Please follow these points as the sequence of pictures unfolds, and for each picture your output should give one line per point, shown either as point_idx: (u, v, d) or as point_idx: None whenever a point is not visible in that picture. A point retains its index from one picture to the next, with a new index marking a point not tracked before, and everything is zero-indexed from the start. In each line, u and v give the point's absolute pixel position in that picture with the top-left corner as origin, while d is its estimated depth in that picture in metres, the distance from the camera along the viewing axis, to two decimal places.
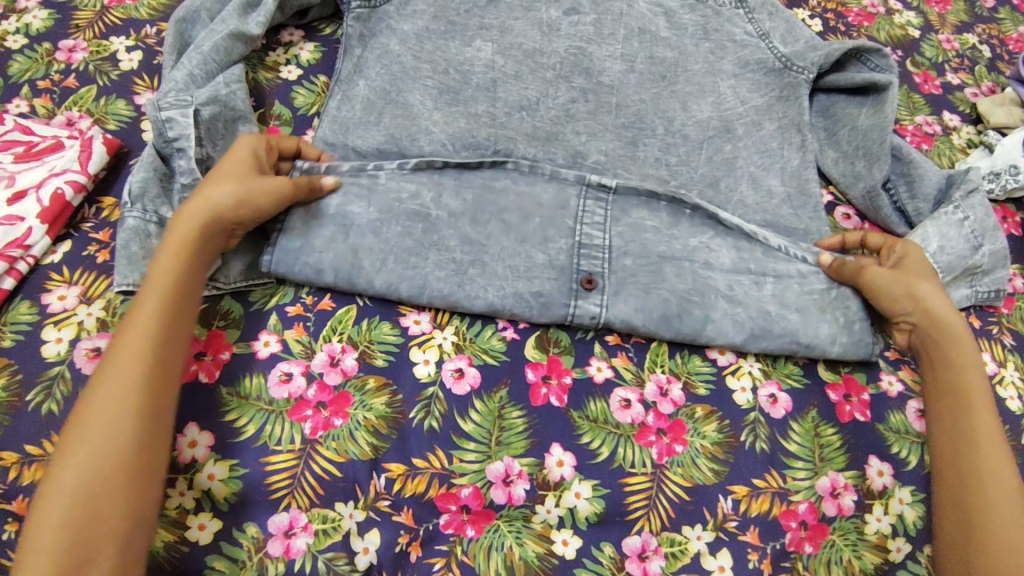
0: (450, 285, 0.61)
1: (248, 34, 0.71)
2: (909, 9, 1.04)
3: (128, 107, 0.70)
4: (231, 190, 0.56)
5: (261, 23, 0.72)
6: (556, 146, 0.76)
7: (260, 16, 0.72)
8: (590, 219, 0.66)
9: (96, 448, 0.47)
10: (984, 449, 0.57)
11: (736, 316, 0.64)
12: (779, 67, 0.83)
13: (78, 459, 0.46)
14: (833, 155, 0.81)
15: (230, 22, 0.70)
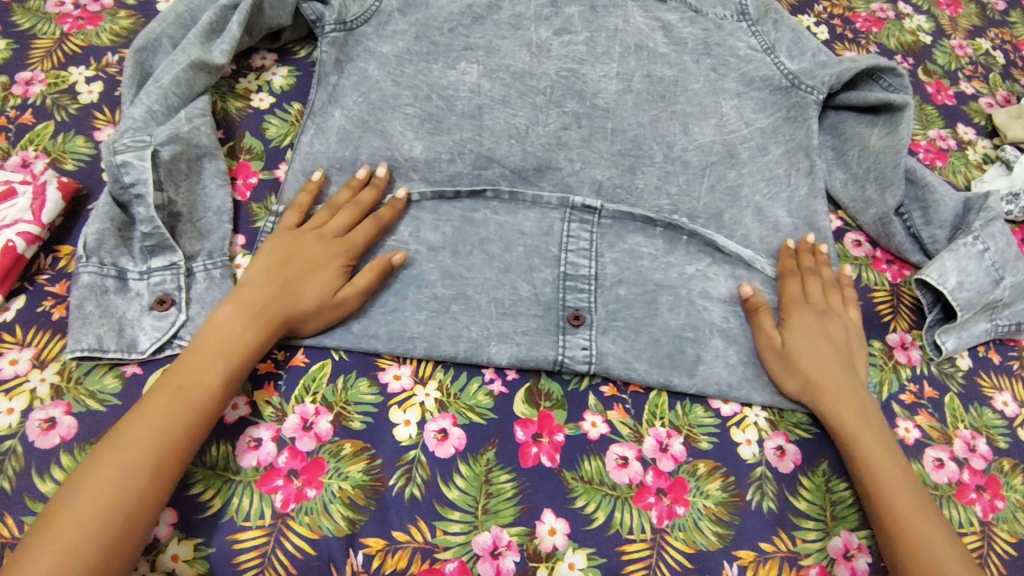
0: (431, 327, 0.60)
1: (213, 62, 0.66)
2: (920, 13, 0.99)
3: (87, 144, 0.65)
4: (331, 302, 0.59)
5: (226, 52, 0.67)
6: (547, 178, 0.73)
7: (225, 44, 0.68)
8: (574, 246, 0.67)
9: (143, 440, 0.47)
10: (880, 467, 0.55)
11: (726, 359, 0.63)
12: (786, 84, 0.80)
13: (78, 494, 0.45)
14: (843, 177, 0.76)
15: (195, 50, 0.66)
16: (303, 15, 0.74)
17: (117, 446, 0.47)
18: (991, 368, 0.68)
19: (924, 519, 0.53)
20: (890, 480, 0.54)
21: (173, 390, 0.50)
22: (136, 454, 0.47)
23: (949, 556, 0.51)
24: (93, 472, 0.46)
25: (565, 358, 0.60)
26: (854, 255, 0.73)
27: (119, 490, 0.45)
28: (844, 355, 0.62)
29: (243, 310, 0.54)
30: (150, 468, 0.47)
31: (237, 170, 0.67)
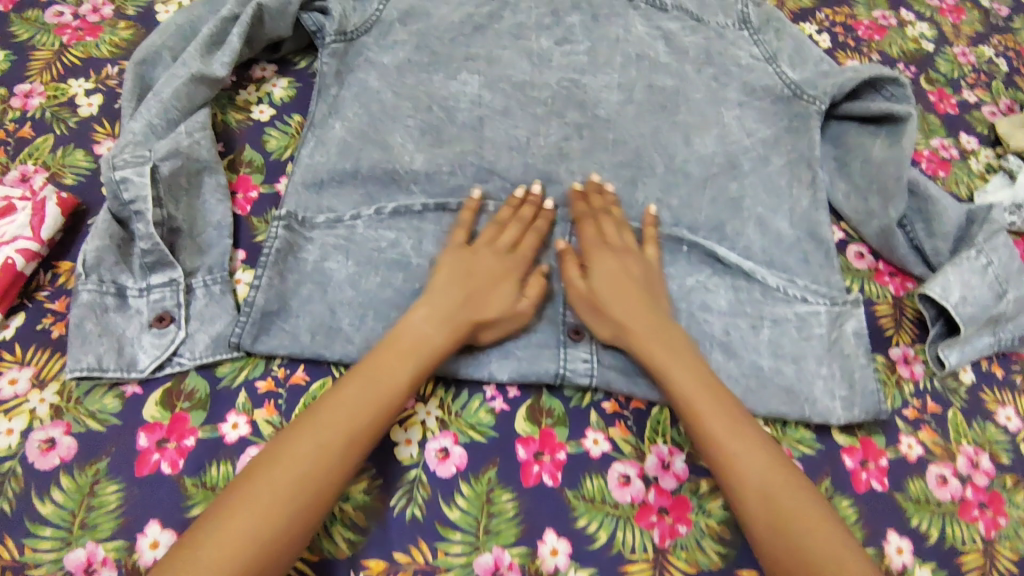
0: None
1: (212, 74, 0.66)
2: (922, 20, 0.98)
3: (87, 158, 0.65)
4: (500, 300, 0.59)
5: (224, 63, 0.67)
6: (549, 190, 0.72)
7: (226, 56, 0.67)
8: None
9: (314, 432, 0.49)
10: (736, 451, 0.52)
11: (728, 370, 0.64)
12: (788, 93, 0.79)
13: (266, 484, 0.46)
14: (845, 188, 0.76)
15: (194, 62, 0.66)
16: (303, 25, 0.74)
17: (316, 442, 0.48)
18: (994, 382, 0.67)
19: (752, 451, 0.52)
20: (710, 415, 0.53)
21: (354, 389, 0.51)
22: (330, 447, 0.48)
23: (781, 492, 0.50)
24: (294, 462, 0.47)
25: (566, 371, 0.59)
26: (857, 267, 0.73)
27: (292, 475, 0.47)
28: (648, 293, 0.61)
29: (434, 312, 0.56)
30: (314, 455, 0.48)
31: (238, 184, 0.66)
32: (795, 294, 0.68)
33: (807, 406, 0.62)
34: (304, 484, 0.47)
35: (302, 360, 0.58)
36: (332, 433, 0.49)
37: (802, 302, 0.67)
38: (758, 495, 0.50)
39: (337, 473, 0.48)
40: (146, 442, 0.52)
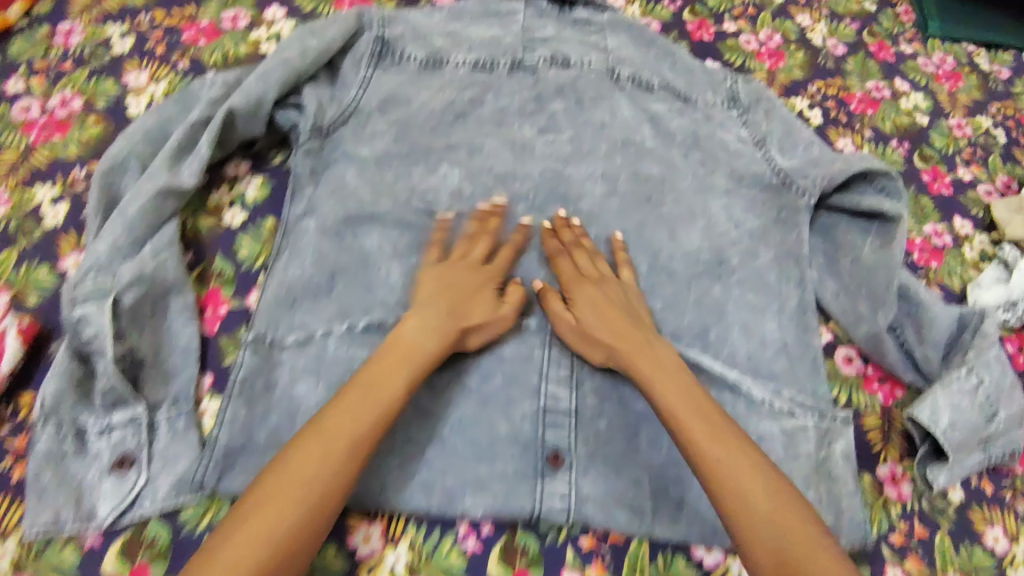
0: (403, 474, 0.59)
1: (180, 185, 0.64)
2: (917, 90, 0.96)
3: (51, 275, 0.63)
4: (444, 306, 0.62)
5: (194, 172, 0.65)
6: (527, 300, 0.69)
7: (194, 164, 0.65)
8: (555, 376, 0.63)
9: (323, 439, 0.52)
10: (727, 476, 0.52)
11: (714, 500, 0.61)
12: (777, 183, 0.79)
13: (279, 491, 0.49)
14: (834, 287, 0.74)
15: (163, 173, 0.64)
16: (277, 123, 0.73)
17: (321, 445, 0.51)
18: (984, 499, 0.66)
19: (735, 465, 0.53)
20: (710, 448, 0.54)
21: (357, 396, 0.54)
22: (335, 451, 0.51)
23: (768, 512, 0.51)
24: (302, 466, 0.50)
25: (542, 511, 0.58)
26: (845, 374, 0.71)
27: (309, 480, 0.50)
28: (637, 321, 0.63)
29: (427, 321, 0.60)
30: (333, 465, 0.51)
31: (207, 299, 0.64)
32: (779, 409, 0.67)
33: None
34: (310, 483, 0.50)
35: None
36: (342, 439, 0.52)
37: (783, 418, 0.66)
38: (745, 518, 0.51)
39: (343, 472, 0.51)
40: None
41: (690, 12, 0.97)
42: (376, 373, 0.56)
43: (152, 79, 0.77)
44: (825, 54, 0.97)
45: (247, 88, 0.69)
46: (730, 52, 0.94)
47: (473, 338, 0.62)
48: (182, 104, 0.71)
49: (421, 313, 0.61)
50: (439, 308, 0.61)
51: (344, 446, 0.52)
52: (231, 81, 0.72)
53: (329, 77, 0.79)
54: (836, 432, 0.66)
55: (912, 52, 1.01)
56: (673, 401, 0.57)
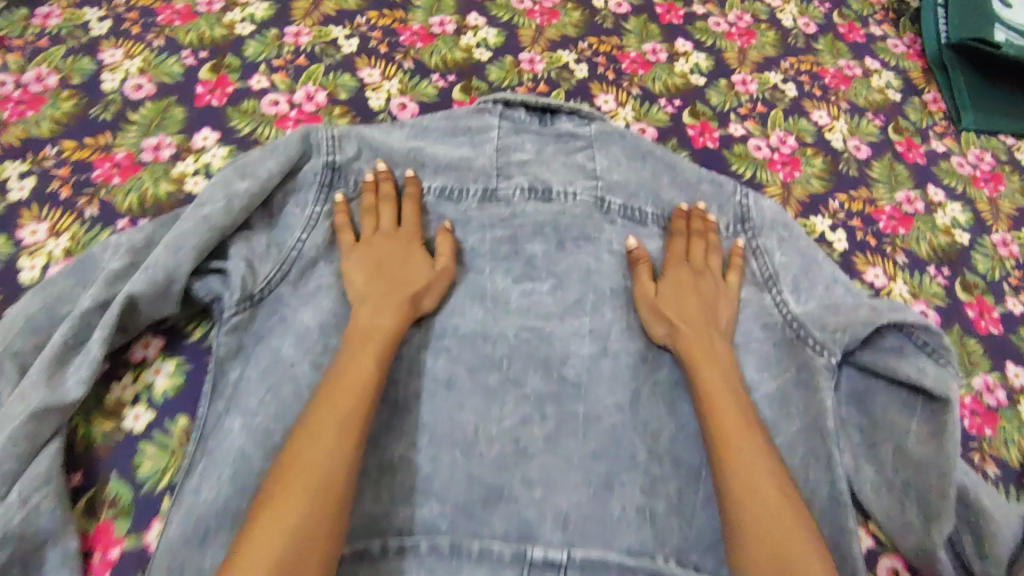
0: None
1: (62, 400, 0.53)
2: (954, 199, 0.84)
3: None
4: (385, 279, 0.63)
5: (79, 379, 0.54)
6: (499, 512, 0.57)
7: (82, 369, 0.54)
8: None
9: (310, 431, 0.51)
10: (744, 456, 0.55)
11: None
12: (790, 335, 0.67)
13: (290, 489, 0.47)
14: (873, 477, 0.62)
15: (41, 386, 0.53)
16: (195, 293, 0.61)
17: (308, 438, 0.50)
18: None
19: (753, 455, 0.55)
20: (743, 444, 0.56)
21: (331, 389, 0.54)
22: (323, 438, 0.50)
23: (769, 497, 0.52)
24: (305, 459, 0.49)
25: None
26: None
27: (311, 468, 0.48)
28: (710, 312, 0.66)
29: (376, 303, 0.61)
30: (332, 448, 0.50)
31: (97, 536, 0.53)
32: None
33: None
34: (314, 472, 0.48)
35: None
36: (334, 422, 0.51)
37: None
38: (753, 504, 0.52)
39: (340, 449, 0.50)
40: None
41: (690, 113, 0.85)
42: (344, 364, 0.56)
43: (52, 232, 0.64)
44: (847, 157, 0.84)
45: (151, 266, 0.58)
46: (737, 161, 0.82)
47: (421, 298, 0.63)
48: (78, 277, 0.59)
49: (371, 299, 0.61)
50: (366, 277, 0.63)
51: (334, 429, 0.51)
52: (138, 247, 0.60)
53: (266, 215, 0.66)
54: None
55: (944, 149, 0.88)
56: (703, 372, 0.61)
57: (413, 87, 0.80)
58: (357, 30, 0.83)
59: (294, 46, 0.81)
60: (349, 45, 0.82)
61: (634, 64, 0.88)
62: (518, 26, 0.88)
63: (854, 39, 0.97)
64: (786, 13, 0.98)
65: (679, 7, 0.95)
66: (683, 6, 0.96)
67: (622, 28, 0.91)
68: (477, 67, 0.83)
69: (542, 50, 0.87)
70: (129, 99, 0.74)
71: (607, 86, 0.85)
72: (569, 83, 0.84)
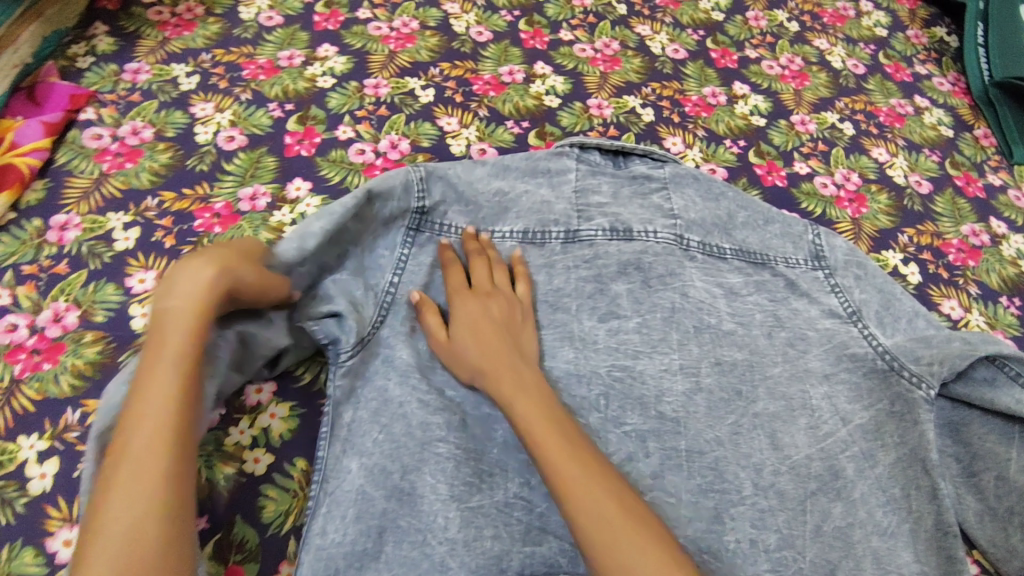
0: None
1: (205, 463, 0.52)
2: (1017, 231, 0.86)
3: (36, 560, 0.52)
4: (205, 262, 0.54)
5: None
6: None
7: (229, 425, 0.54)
8: None
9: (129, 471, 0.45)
10: (577, 486, 0.51)
11: None
12: (883, 365, 0.68)
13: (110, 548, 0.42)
14: (977, 507, 0.63)
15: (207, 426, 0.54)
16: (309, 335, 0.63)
17: (127, 480, 0.45)
18: None
19: (592, 492, 0.50)
20: (555, 458, 0.52)
21: (133, 444, 0.46)
22: (145, 482, 0.45)
23: (620, 530, 0.49)
24: (118, 510, 0.44)
25: None
26: None
27: (135, 517, 0.43)
28: (508, 335, 0.63)
29: (183, 289, 0.52)
30: (155, 493, 0.45)
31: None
32: None
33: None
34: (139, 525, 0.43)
35: None
36: (153, 458, 0.46)
37: None
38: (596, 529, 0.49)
39: (156, 492, 0.45)
40: None
41: (755, 152, 0.87)
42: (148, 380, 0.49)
43: (160, 280, 0.66)
44: (910, 193, 0.87)
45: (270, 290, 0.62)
46: (806, 198, 0.84)
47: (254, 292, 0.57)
48: None
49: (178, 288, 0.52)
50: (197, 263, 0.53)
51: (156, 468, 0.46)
52: None
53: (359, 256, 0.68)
54: None
55: (1001, 183, 0.91)
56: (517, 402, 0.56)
57: (490, 134, 0.83)
58: (432, 81, 0.87)
59: (374, 97, 0.84)
60: (426, 95, 0.85)
61: (697, 107, 0.91)
62: (584, 74, 0.92)
63: (902, 79, 1.01)
64: (835, 56, 1.02)
65: (732, 52, 0.99)
66: (736, 51, 0.99)
67: (681, 73, 0.95)
68: (549, 113, 0.87)
69: (609, 96, 0.90)
70: (222, 150, 0.77)
71: (673, 129, 0.88)
72: (638, 127, 0.87)
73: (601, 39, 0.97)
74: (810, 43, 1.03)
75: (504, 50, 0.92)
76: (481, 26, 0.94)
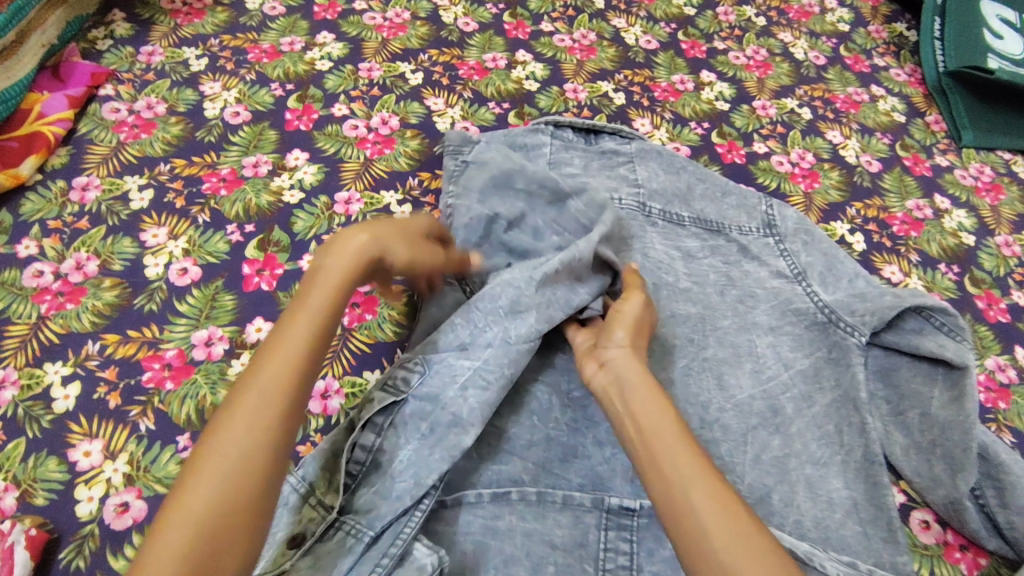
0: None
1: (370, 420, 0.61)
2: (959, 206, 0.93)
3: (59, 467, 0.58)
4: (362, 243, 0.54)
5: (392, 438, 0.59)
6: (575, 468, 0.64)
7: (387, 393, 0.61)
8: (613, 564, 0.58)
9: (251, 420, 0.42)
10: (690, 481, 0.45)
11: None
12: (822, 318, 0.75)
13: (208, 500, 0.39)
14: (903, 441, 0.68)
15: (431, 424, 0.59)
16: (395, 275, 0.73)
17: (237, 429, 0.41)
18: None
19: (703, 485, 0.45)
20: (667, 448, 0.48)
21: (251, 395, 0.43)
22: (255, 438, 0.41)
23: (743, 528, 0.43)
24: (227, 457, 0.40)
25: None
26: (923, 542, 0.65)
27: (241, 472, 0.40)
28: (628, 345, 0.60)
29: (339, 261, 0.52)
30: (266, 454, 0.41)
31: None
32: None
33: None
34: (245, 484, 0.40)
35: None
36: (275, 412, 0.43)
37: None
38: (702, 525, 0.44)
39: (269, 454, 0.42)
40: None
41: (718, 133, 0.95)
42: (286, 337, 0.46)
43: (171, 235, 0.74)
44: (860, 171, 0.94)
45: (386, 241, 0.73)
46: (763, 174, 0.91)
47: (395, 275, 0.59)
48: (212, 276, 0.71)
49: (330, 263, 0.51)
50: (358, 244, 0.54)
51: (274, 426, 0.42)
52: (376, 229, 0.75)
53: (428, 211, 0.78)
54: None
55: (947, 163, 0.98)
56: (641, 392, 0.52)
57: (473, 113, 0.91)
58: (421, 66, 0.95)
59: (368, 79, 0.91)
60: (415, 78, 0.93)
61: (665, 92, 0.99)
62: (562, 62, 0.99)
63: (860, 70, 1.09)
64: (798, 48, 1.09)
65: (701, 44, 1.07)
66: (705, 42, 1.07)
67: (653, 62, 1.02)
68: (528, 96, 0.94)
69: (584, 81, 0.98)
70: (229, 124, 0.84)
71: (643, 111, 0.96)
72: (610, 109, 0.95)
73: (579, 30, 1.04)
74: (775, 36, 1.11)
75: (489, 39, 1.00)
76: (467, 17, 1.02)
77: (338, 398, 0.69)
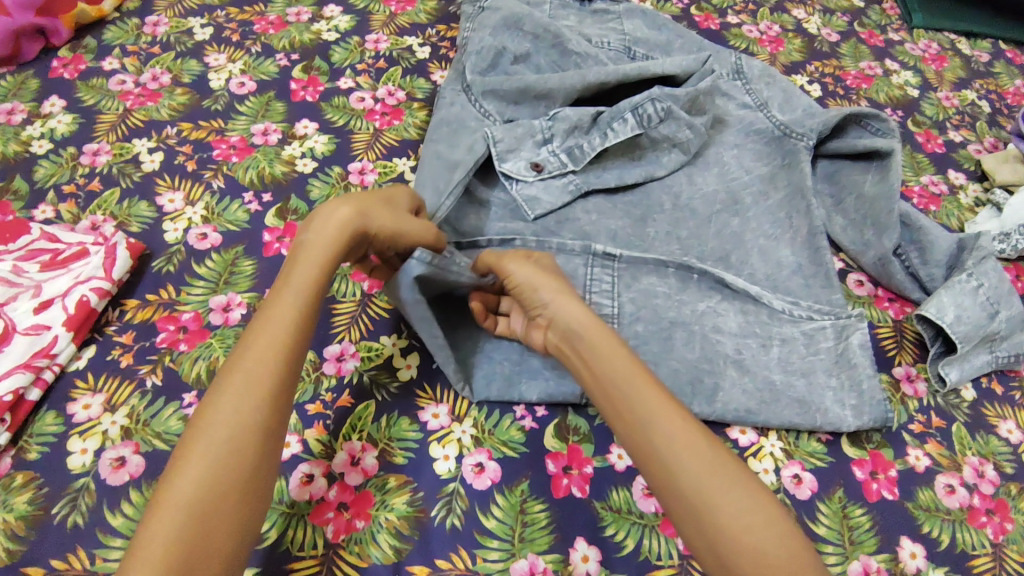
0: (467, 363, 0.65)
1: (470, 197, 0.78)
2: (906, 69, 1.06)
3: (150, 208, 0.72)
4: (345, 212, 0.57)
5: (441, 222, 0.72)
6: (567, 227, 0.78)
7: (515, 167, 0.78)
8: (598, 288, 0.72)
9: (249, 374, 0.49)
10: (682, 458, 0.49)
11: (744, 385, 0.68)
12: (778, 134, 0.86)
13: (211, 445, 0.46)
14: (841, 223, 0.82)
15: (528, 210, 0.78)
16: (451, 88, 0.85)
17: (237, 381, 0.49)
18: (995, 398, 0.72)
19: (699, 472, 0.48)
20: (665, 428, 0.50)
21: (243, 356, 0.50)
22: (252, 387, 0.49)
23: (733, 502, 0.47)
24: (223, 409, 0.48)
25: None
26: (857, 294, 0.79)
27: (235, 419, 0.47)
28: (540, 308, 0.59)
29: (324, 233, 0.56)
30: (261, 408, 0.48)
31: (285, 230, 0.73)
32: (800, 315, 0.72)
33: (818, 415, 0.67)
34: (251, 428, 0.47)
35: (347, 385, 0.63)
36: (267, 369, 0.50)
37: (805, 321, 0.72)
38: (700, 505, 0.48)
39: (262, 406, 0.48)
40: (169, 334, 0.64)
41: (696, 9, 1.09)
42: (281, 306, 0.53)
43: (229, 59, 0.88)
44: (821, 40, 1.08)
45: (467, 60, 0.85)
46: (734, 38, 1.05)
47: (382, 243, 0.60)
48: (266, 89, 0.85)
49: (316, 240, 0.56)
50: (345, 213, 0.57)
51: (266, 381, 0.49)
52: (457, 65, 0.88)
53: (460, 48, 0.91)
54: (854, 329, 0.71)
55: (899, 39, 1.11)
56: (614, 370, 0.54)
57: None
58: None
59: None
60: None
61: None
62: None
63: None
64: None
65: None
66: None
67: None
68: None
69: None
70: None
71: None
72: None
73: None
74: None
75: None
76: None
77: (373, 174, 0.79)
